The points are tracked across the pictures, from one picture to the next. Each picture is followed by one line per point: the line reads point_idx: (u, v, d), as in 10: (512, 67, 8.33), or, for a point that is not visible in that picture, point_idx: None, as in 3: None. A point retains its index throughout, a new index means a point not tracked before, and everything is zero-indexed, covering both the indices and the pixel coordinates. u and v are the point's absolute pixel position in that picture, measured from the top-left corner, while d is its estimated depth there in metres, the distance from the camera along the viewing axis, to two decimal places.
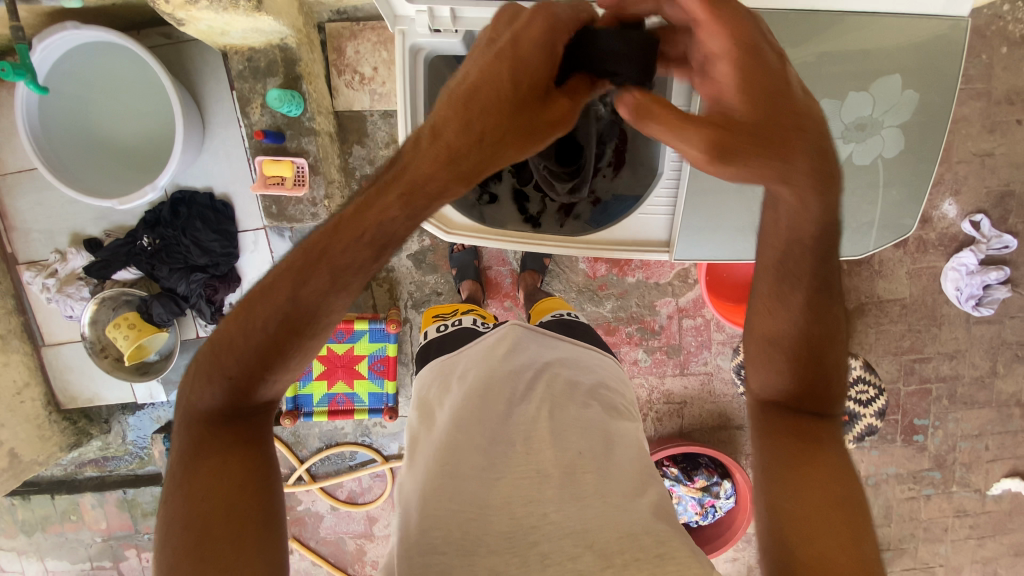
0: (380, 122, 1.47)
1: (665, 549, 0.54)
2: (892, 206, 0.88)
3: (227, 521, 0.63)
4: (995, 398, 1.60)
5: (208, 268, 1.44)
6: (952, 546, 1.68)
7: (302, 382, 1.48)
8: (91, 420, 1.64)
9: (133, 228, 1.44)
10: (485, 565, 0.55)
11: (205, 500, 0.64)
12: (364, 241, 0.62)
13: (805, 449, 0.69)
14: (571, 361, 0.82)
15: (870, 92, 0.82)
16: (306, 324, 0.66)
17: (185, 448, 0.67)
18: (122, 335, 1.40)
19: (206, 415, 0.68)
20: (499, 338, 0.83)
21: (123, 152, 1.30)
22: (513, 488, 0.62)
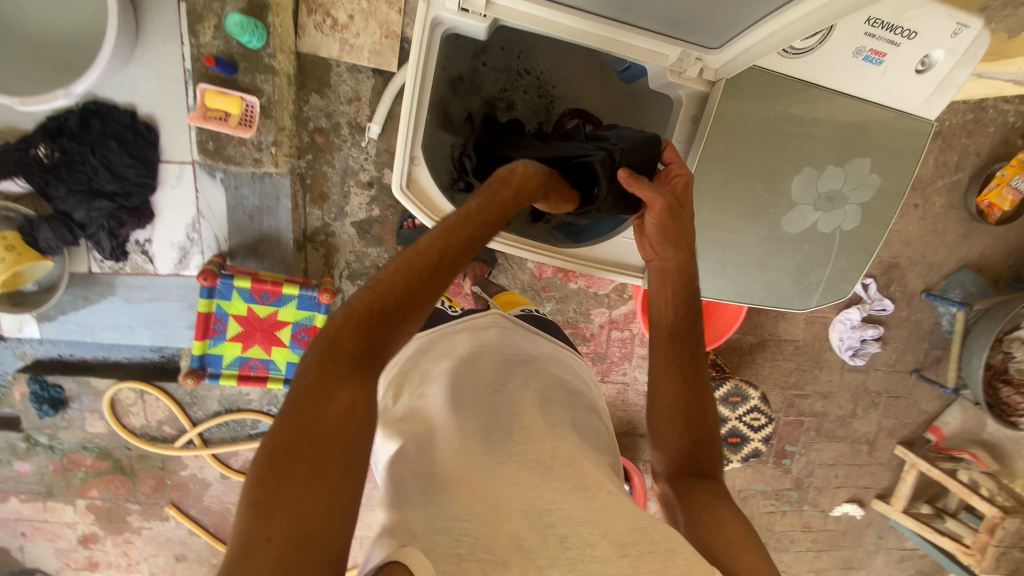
0: (345, 75, 1.36)
1: (674, 544, 0.52)
2: (838, 272, 0.98)
3: (338, 453, 0.51)
4: (851, 435, 1.87)
5: (117, 197, 1.26)
6: (794, 555, 1.95)
7: (213, 341, 1.36)
8: None
9: (26, 133, 1.22)
10: (506, 530, 0.51)
11: (322, 426, 0.51)
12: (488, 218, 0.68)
13: (708, 496, 0.68)
14: (555, 359, 0.80)
15: (844, 169, 0.90)
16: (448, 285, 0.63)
17: (310, 380, 0.53)
18: None
19: (347, 348, 0.55)
20: (485, 325, 0.80)
21: (30, 44, 1.08)
22: (525, 472, 0.58)
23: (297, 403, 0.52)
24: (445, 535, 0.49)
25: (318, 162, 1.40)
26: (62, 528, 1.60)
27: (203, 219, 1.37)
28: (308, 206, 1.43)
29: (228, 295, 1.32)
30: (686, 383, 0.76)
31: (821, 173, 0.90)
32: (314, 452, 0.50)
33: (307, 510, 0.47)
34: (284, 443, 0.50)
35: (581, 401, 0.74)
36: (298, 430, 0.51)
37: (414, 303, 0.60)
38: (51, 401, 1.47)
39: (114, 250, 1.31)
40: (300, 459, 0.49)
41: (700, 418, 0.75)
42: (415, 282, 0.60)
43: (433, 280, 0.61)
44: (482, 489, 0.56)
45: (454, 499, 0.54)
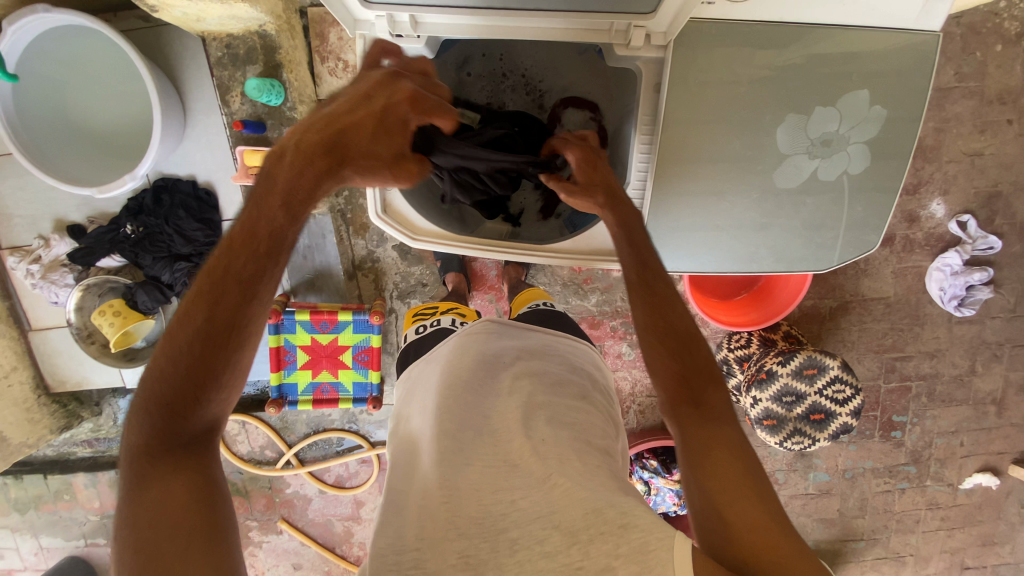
0: None
1: (628, 519, 0.54)
2: (857, 221, 0.91)
3: (172, 540, 0.59)
4: (973, 396, 1.62)
5: (192, 257, 1.44)
6: (924, 537, 1.72)
7: (287, 371, 1.49)
8: (82, 404, 1.69)
9: (117, 216, 1.44)
10: (453, 550, 0.55)
11: (150, 517, 0.60)
12: (260, 251, 0.68)
13: (704, 431, 0.68)
14: (543, 351, 0.79)
15: (837, 108, 0.84)
16: (228, 336, 0.66)
17: (128, 482, 0.63)
18: (107, 322, 1.42)
19: (147, 445, 0.64)
20: (472, 331, 0.81)
21: (109, 141, 1.30)
22: (483, 479, 0.61)
23: (127, 518, 0.61)
24: (395, 565, 0.56)
25: (355, 196, 1.50)
26: None
27: None
28: (352, 238, 1.54)
29: (292, 329, 1.46)
30: (670, 338, 0.75)
31: (810, 117, 0.84)
32: (147, 543, 0.59)
33: None
34: (125, 552, 0.60)
35: (567, 391, 0.73)
36: (132, 539, 0.60)
37: (192, 375, 0.65)
38: None
39: None
40: (137, 563, 0.58)
41: (694, 363, 0.73)
42: (180, 359, 0.65)
43: (200, 347, 0.65)
44: (436, 494, 0.60)
45: (408, 522, 0.60)
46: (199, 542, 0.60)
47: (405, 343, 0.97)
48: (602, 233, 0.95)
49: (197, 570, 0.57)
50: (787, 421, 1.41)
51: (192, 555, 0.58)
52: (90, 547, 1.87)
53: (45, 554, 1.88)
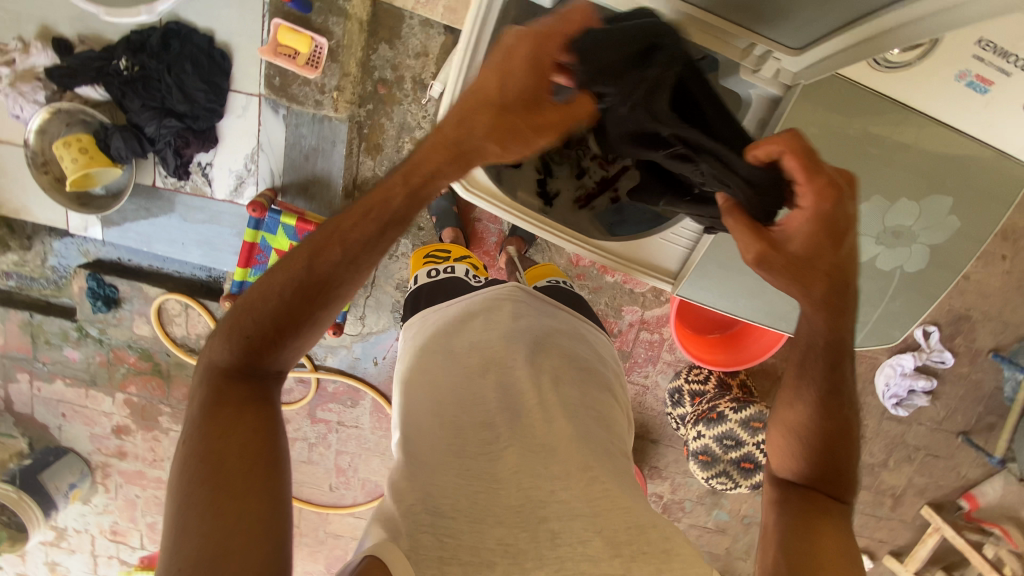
0: (417, 28, 1.36)
1: (672, 546, 0.61)
2: (888, 314, 1.03)
3: (242, 462, 0.64)
4: (876, 485, 1.76)
5: (185, 118, 1.33)
6: None
7: (253, 270, 1.38)
8: (13, 233, 1.62)
9: (109, 44, 1.30)
10: (493, 536, 0.60)
11: (221, 441, 0.65)
12: (371, 216, 0.70)
13: (817, 509, 0.73)
14: (567, 331, 0.90)
15: (919, 206, 0.92)
16: (318, 291, 0.70)
17: (204, 403, 0.68)
18: (70, 156, 1.30)
19: (227, 369, 0.70)
20: (499, 297, 0.91)
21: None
22: (522, 469, 0.68)
23: (196, 433, 0.66)
24: (430, 535, 0.59)
25: (378, 112, 1.41)
26: (100, 415, 1.81)
27: (262, 152, 1.41)
28: (362, 155, 1.44)
29: (273, 230, 1.34)
30: (821, 418, 0.75)
31: (891, 206, 0.92)
32: (210, 461, 0.64)
33: (223, 516, 0.60)
34: (191, 464, 0.64)
35: (589, 380, 0.84)
36: (200, 456, 0.64)
37: (278, 325, 0.70)
38: (105, 299, 1.63)
39: (177, 168, 1.39)
40: (202, 478, 0.62)
41: (831, 453, 0.75)
42: (282, 300, 0.69)
43: (295, 297, 0.69)
44: (468, 477, 0.67)
45: (444, 485, 0.66)
46: (262, 477, 0.64)
47: (412, 282, 1.03)
48: (650, 247, 1.04)
49: (256, 504, 0.62)
50: (719, 461, 1.47)
51: (252, 489, 0.63)
52: None
53: None
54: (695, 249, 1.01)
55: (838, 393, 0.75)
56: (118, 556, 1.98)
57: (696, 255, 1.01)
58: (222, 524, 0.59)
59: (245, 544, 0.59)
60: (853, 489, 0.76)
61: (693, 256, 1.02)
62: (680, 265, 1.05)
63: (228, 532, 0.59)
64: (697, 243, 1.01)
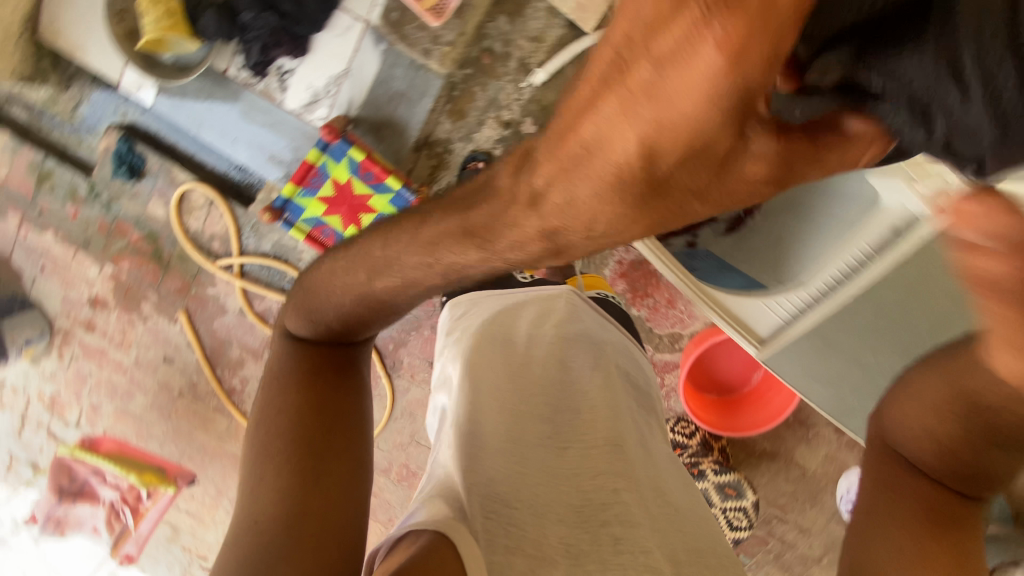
0: (541, 13, 1.36)
1: (703, 551, 0.80)
2: None
3: (323, 427, 0.84)
4: None
5: (284, 17, 1.28)
6: None
7: (303, 192, 1.33)
8: (54, 67, 1.53)
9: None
10: (557, 533, 0.73)
11: (312, 406, 0.85)
12: (464, 240, 0.54)
13: (943, 513, 0.77)
14: (620, 349, 1.07)
15: None
16: (376, 304, 0.76)
17: (293, 373, 0.87)
18: (152, 16, 1.24)
19: (309, 345, 0.88)
20: (561, 307, 1.09)
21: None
22: (585, 471, 0.83)
23: (286, 397, 0.87)
24: (497, 520, 0.71)
25: (474, 80, 1.39)
26: (81, 281, 1.72)
27: (347, 78, 1.36)
28: (442, 116, 1.41)
29: (337, 157, 1.30)
30: (965, 437, 0.73)
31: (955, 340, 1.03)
32: (305, 420, 0.84)
33: (316, 467, 0.80)
34: (282, 425, 0.84)
35: (632, 392, 1.03)
36: (292, 413, 0.85)
37: (348, 325, 0.83)
38: (130, 167, 1.57)
39: (257, 64, 1.33)
40: (298, 437, 0.82)
41: (962, 462, 0.75)
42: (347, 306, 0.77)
43: (357, 309, 0.77)
44: (525, 467, 0.81)
45: (499, 468, 0.79)
46: (343, 440, 0.84)
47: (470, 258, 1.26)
48: (753, 311, 1.14)
49: (342, 461, 0.82)
50: None
51: (335, 453, 0.82)
52: None
53: None
54: (790, 325, 1.10)
55: (987, 434, 0.73)
56: (45, 425, 1.85)
57: (790, 332, 1.10)
58: (324, 472, 0.80)
59: (327, 503, 0.78)
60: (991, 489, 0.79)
61: (785, 331, 1.11)
62: (772, 334, 1.14)
63: (331, 483, 0.80)
64: (798, 316, 1.10)
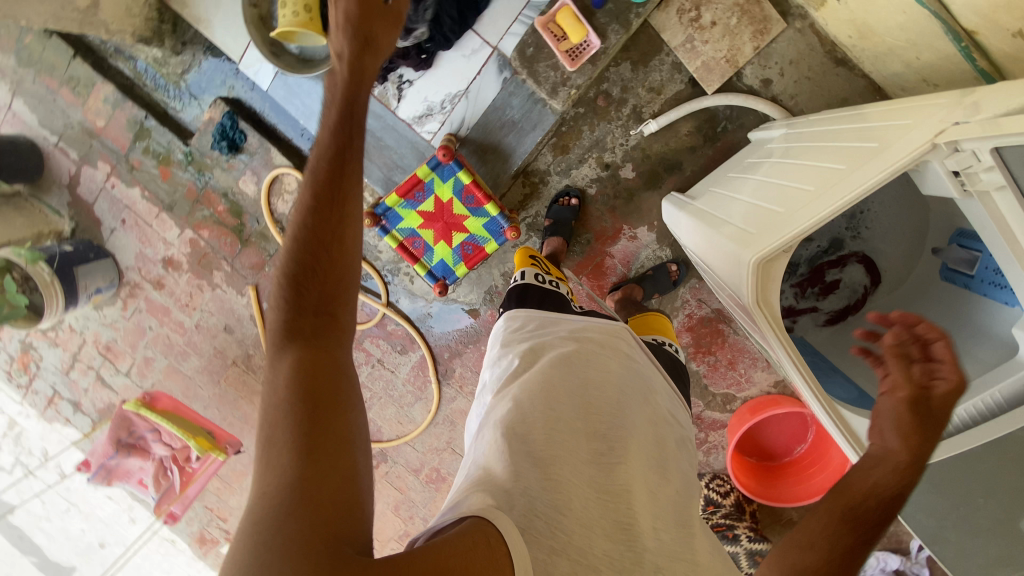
0: (665, 67, 1.37)
1: None
2: None
3: (323, 389, 0.62)
4: None
5: (416, 31, 1.28)
6: None
7: (404, 203, 1.37)
8: (173, 32, 1.56)
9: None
10: (600, 545, 0.61)
11: (311, 366, 0.63)
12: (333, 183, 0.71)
13: None
14: (664, 391, 0.88)
15: None
16: (329, 232, 0.70)
17: (282, 357, 0.64)
18: (291, 9, 1.25)
19: (286, 318, 0.67)
20: (609, 330, 0.89)
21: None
22: (629, 500, 0.67)
23: (272, 376, 0.64)
24: (543, 523, 0.59)
25: (584, 120, 1.43)
26: (158, 240, 1.76)
27: (464, 100, 1.39)
28: (547, 148, 1.46)
29: (444, 177, 1.34)
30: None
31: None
32: (297, 390, 0.61)
33: (310, 460, 0.56)
34: (273, 397, 0.62)
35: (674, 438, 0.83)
36: (287, 389, 0.61)
37: (322, 270, 0.69)
38: (230, 142, 1.60)
39: (378, 70, 1.33)
40: (288, 407, 0.60)
41: None
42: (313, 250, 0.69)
43: (318, 246, 0.70)
44: (577, 494, 0.65)
45: (538, 483, 0.64)
46: (344, 424, 0.61)
47: (518, 278, 1.07)
48: None
49: (340, 458, 0.58)
50: None
51: (335, 419, 0.61)
52: (59, 151, 1.71)
53: (10, 118, 1.69)
54: None
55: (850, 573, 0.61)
56: (96, 371, 1.90)
57: None
58: (318, 496, 0.53)
59: (332, 491, 0.55)
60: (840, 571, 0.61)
61: None
62: None
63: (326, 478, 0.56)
64: None
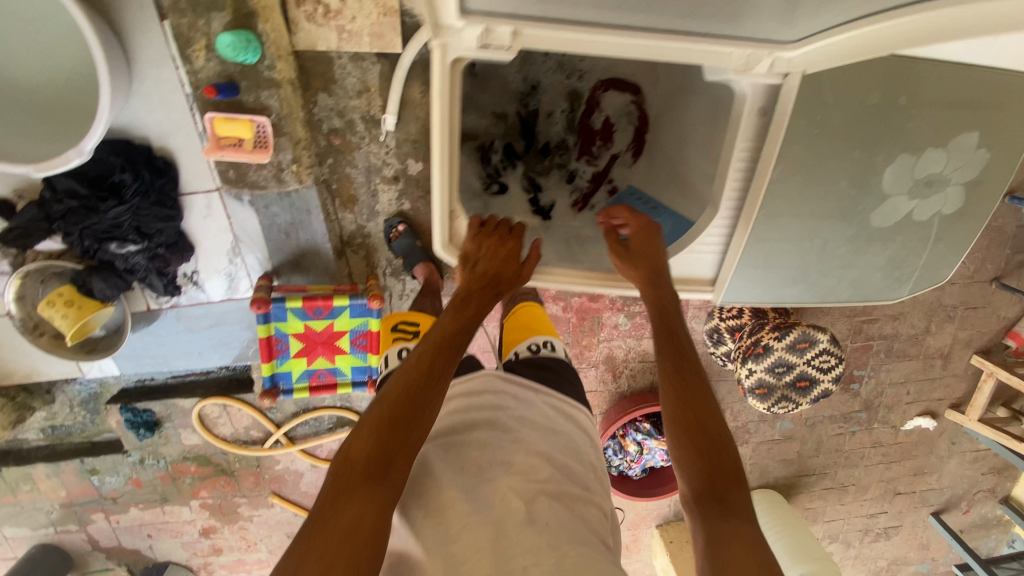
0: (349, 66, 1.26)
1: None
2: (936, 257, 0.97)
3: (341, 557, 0.58)
4: (923, 352, 1.81)
5: (154, 240, 1.27)
6: (865, 469, 2.03)
7: (279, 361, 1.37)
8: (32, 394, 1.57)
9: (42, 193, 1.23)
10: None
11: (338, 527, 0.60)
12: (442, 345, 0.76)
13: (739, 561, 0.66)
14: (540, 414, 0.89)
15: (946, 149, 0.84)
16: (423, 399, 0.71)
17: (325, 494, 0.64)
18: (59, 314, 1.27)
19: (365, 458, 0.66)
20: (475, 384, 0.92)
21: (41, 100, 1.09)
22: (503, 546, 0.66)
23: (308, 525, 0.61)
24: None
25: (340, 164, 1.35)
26: (184, 524, 1.86)
27: (241, 243, 1.37)
28: (339, 212, 1.40)
29: (283, 317, 1.31)
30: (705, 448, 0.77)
31: (918, 159, 0.85)
32: (323, 550, 0.58)
33: None
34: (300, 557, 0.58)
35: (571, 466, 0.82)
36: (306, 545, 0.59)
37: (397, 435, 0.68)
38: (146, 423, 1.65)
39: (166, 288, 1.35)
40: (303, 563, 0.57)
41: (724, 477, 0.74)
42: (407, 394, 0.71)
43: (414, 399, 0.70)
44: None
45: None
46: None
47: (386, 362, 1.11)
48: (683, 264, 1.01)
49: None
50: (776, 389, 1.46)
51: None
52: (61, 534, 1.83)
53: (11, 544, 1.83)
54: (725, 255, 0.98)
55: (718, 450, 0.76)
56: None
57: (728, 263, 0.98)
58: None
59: None
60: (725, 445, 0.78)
61: (725, 262, 0.99)
62: (715, 272, 1.02)
63: None
64: (724, 250, 0.98)
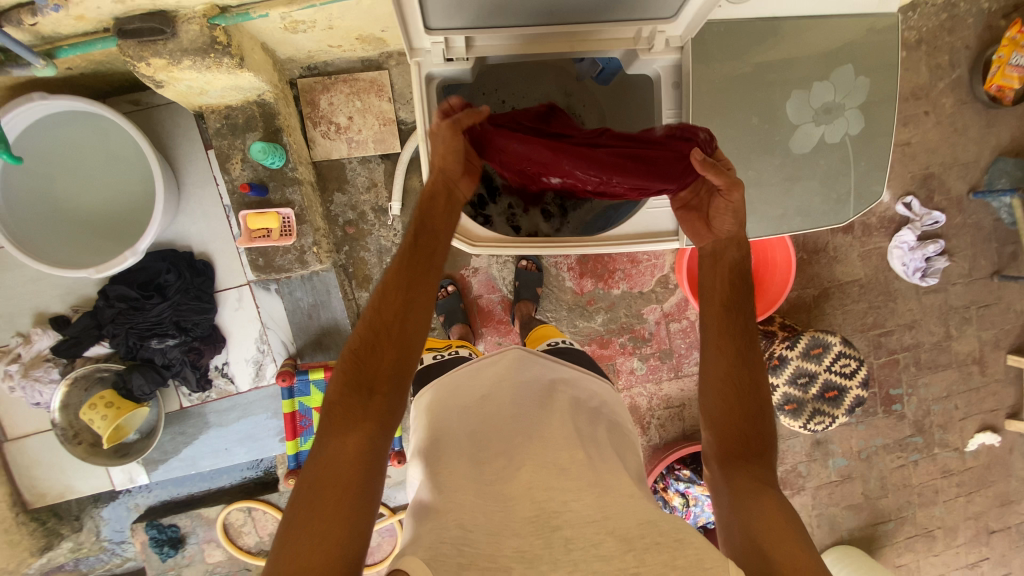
0: (358, 167, 1.51)
1: (683, 536, 0.65)
2: (862, 174, 1.06)
3: (334, 487, 0.63)
4: (955, 359, 1.76)
5: (187, 333, 1.40)
6: (945, 507, 1.82)
7: (303, 438, 1.40)
8: (61, 519, 1.56)
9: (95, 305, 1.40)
10: (511, 545, 0.63)
11: (328, 464, 0.65)
12: (411, 267, 0.78)
13: (755, 481, 0.72)
14: (574, 382, 0.95)
15: (830, 81, 1.00)
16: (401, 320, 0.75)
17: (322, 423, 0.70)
18: (98, 415, 1.31)
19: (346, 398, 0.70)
20: (500, 359, 0.96)
21: (109, 222, 1.35)
22: (530, 477, 0.73)
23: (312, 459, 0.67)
24: (451, 545, 0.62)
25: (355, 250, 1.53)
26: None
27: (268, 330, 1.50)
28: (356, 292, 1.54)
29: (306, 390, 1.39)
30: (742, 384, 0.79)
31: (810, 92, 1.00)
32: (316, 484, 0.63)
33: (302, 542, 0.58)
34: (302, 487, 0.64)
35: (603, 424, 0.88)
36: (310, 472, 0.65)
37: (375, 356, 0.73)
38: (170, 540, 1.59)
39: (199, 381, 1.44)
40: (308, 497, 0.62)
41: (759, 441, 0.77)
42: (382, 319, 0.75)
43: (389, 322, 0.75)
44: (499, 500, 0.70)
45: (498, 513, 0.68)
46: (353, 509, 0.62)
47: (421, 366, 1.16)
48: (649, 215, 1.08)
49: (333, 540, 0.59)
50: (806, 403, 1.44)
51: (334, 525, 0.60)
52: None
53: None
54: None
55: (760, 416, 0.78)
56: None
57: None
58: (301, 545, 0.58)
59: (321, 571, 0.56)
60: (773, 442, 0.78)
61: None
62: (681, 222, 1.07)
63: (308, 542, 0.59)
64: None
